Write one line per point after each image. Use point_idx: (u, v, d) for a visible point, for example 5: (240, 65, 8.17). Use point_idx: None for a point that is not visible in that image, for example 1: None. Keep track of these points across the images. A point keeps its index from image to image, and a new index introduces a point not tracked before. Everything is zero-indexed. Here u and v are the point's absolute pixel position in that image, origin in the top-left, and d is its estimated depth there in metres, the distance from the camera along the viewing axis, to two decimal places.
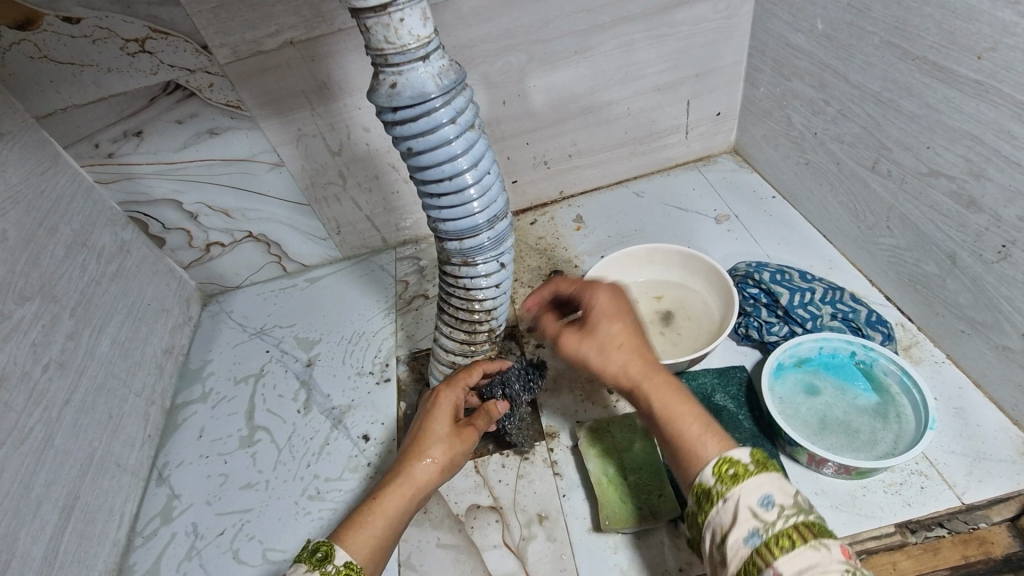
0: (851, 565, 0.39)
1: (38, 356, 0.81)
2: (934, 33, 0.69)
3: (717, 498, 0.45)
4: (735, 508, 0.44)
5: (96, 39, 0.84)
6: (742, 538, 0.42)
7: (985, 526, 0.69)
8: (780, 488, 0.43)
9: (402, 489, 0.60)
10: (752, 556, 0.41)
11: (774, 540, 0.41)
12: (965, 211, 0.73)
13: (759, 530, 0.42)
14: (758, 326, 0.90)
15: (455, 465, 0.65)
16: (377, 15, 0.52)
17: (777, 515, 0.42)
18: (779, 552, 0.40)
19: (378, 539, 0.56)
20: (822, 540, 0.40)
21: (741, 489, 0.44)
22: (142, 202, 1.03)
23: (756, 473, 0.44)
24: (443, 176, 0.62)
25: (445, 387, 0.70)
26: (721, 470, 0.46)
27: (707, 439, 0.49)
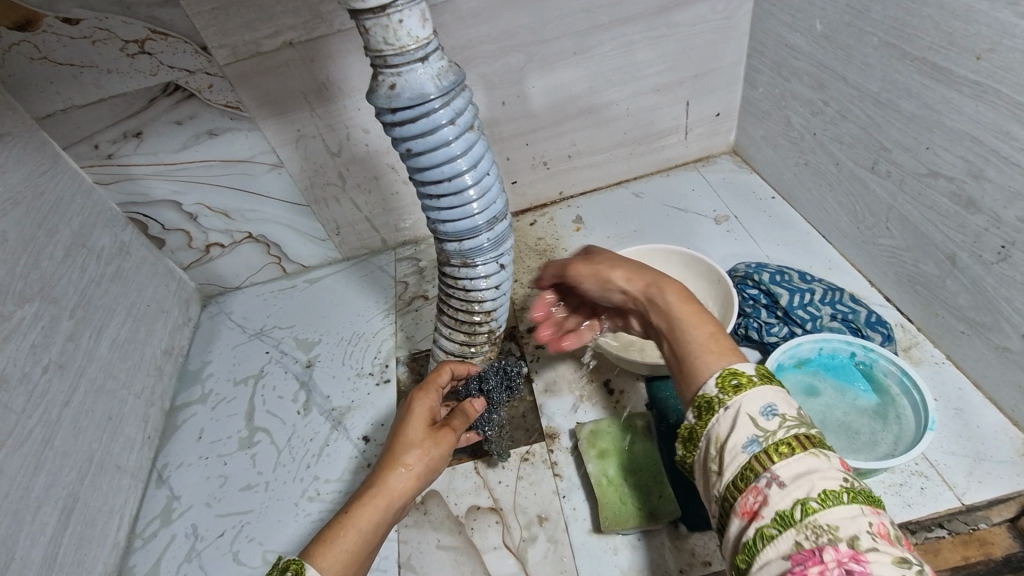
0: (848, 474, 0.38)
1: (38, 357, 0.81)
2: (933, 34, 0.69)
3: (718, 407, 0.44)
4: (734, 416, 0.43)
5: (95, 40, 0.84)
6: (739, 444, 0.41)
7: (985, 527, 0.68)
8: (784, 400, 0.43)
9: (377, 499, 0.57)
10: (749, 462, 0.40)
11: (773, 447, 0.40)
12: (964, 212, 0.72)
13: (758, 438, 0.41)
14: (757, 327, 0.89)
15: (432, 470, 0.63)
16: (376, 17, 0.52)
17: (779, 423, 0.41)
18: (778, 457, 0.39)
19: (350, 555, 0.53)
20: (822, 451, 0.40)
21: (744, 399, 0.43)
22: (141, 204, 1.03)
23: (761, 385, 0.43)
24: (442, 177, 0.62)
25: (418, 392, 0.68)
26: (724, 380, 0.45)
27: (716, 354, 0.48)
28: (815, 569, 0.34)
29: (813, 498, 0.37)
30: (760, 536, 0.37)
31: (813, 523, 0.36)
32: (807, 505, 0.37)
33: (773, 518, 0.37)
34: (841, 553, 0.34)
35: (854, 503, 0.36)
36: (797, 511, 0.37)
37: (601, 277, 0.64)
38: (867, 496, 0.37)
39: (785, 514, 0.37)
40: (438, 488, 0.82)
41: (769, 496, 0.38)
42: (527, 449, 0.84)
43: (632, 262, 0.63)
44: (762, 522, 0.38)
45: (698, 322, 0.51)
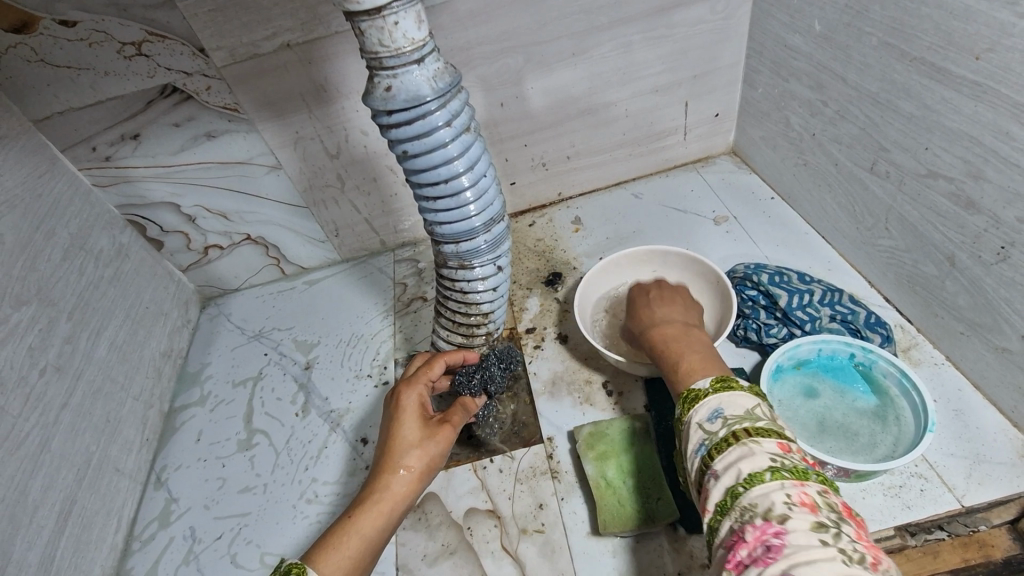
0: (780, 455, 0.43)
1: (35, 360, 0.80)
2: (931, 34, 0.69)
3: (680, 425, 0.52)
4: (689, 429, 0.51)
5: (93, 42, 0.84)
6: (694, 451, 0.49)
7: (984, 529, 0.68)
8: (730, 403, 0.49)
9: (379, 505, 0.57)
10: (699, 464, 0.47)
11: (714, 447, 0.47)
12: (964, 213, 0.72)
13: (704, 441, 0.48)
14: (756, 328, 0.89)
15: (433, 467, 0.62)
16: (371, 19, 0.52)
17: (719, 424, 0.48)
18: (715, 454, 0.46)
19: (356, 560, 0.53)
20: (756, 438, 0.45)
21: (695, 411, 0.51)
22: (139, 206, 1.03)
23: (712, 395, 0.51)
24: (439, 179, 0.62)
25: (407, 386, 0.66)
26: (684, 400, 0.54)
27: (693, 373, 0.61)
28: (741, 547, 0.40)
29: (739, 483, 0.43)
30: (710, 528, 0.44)
31: (741, 505, 0.42)
32: (735, 491, 0.43)
33: (715, 509, 0.44)
34: (759, 528, 0.39)
35: (775, 480, 0.41)
36: (729, 499, 0.43)
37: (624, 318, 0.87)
38: (793, 472, 0.42)
39: (721, 504, 0.43)
40: (436, 489, 0.82)
41: (710, 491, 0.45)
42: (525, 451, 0.84)
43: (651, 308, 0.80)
44: (708, 515, 0.44)
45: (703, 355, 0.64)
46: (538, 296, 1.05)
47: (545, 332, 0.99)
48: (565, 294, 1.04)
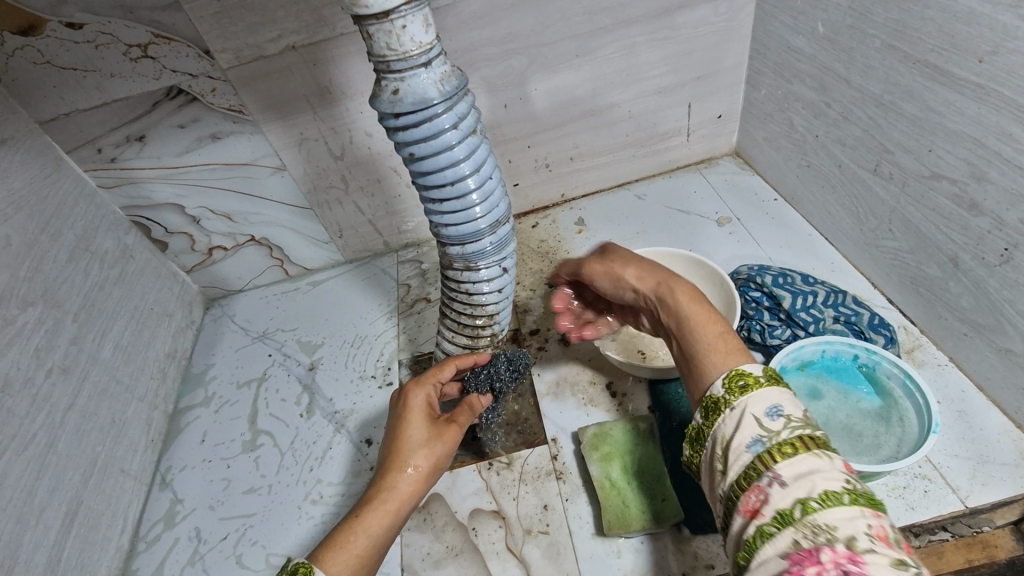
0: (853, 477, 0.39)
1: (41, 361, 0.81)
2: (934, 36, 0.69)
3: (724, 408, 0.45)
4: (738, 416, 0.43)
5: (99, 45, 0.84)
6: (745, 444, 0.42)
7: (988, 530, 0.69)
8: (790, 401, 0.43)
9: (385, 503, 0.57)
10: (751, 460, 0.41)
11: (777, 447, 0.41)
12: (967, 214, 0.72)
13: (762, 438, 0.41)
14: (760, 330, 0.89)
15: (440, 467, 0.62)
16: (379, 23, 0.52)
17: (783, 423, 0.42)
18: (781, 456, 0.40)
19: (362, 559, 0.53)
20: (826, 452, 0.40)
21: (749, 400, 0.44)
22: (145, 207, 1.04)
23: (768, 385, 0.44)
24: (445, 181, 0.62)
25: (415, 385, 0.66)
26: (732, 381, 0.46)
27: (740, 352, 0.49)
28: (811, 567, 0.35)
29: (814, 498, 0.37)
30: (760, 534, 0.38)
31: (812, 521, 0.36)
32: (806, 505, 0.37)
33: (773, 516, 0.38)
34: (837, 552, 0.35)
35: (856, 504, 0.36)
36: (797, 511, 0.37)
37: (613, 275, 0.66)
38: (871, 500, 0.37)
39: (784, 513, 0.38)
40: (441, 490, 0.82)
41: (770, 495, 0.39)
42: (530, 452, 0.85)
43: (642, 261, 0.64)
44: (762, 520, 0.38)
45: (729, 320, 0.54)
46: (542, 297, 1.05)
47: (549, 333, 0.99)
48: None
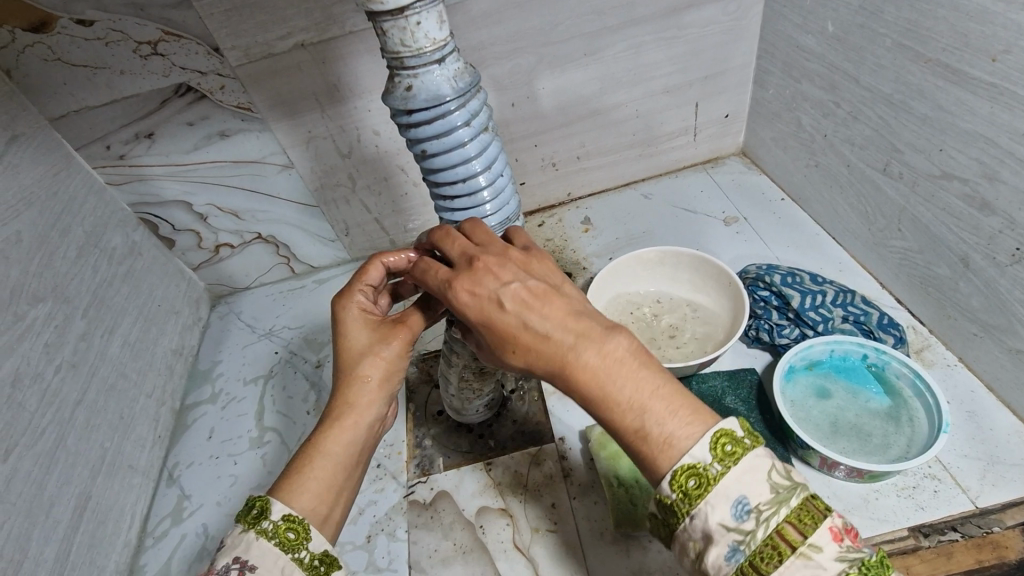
0: (844, 554, 0.38)
1: (51, 357, 0.81)
2: (946, 35, 0.69)
3: (684, 516, 0.42)
4: (704, 525, 0.41)
5: (109, 41, 0.84)
6: (722, 555, 0.40)
7: (999, 531, 0.67)
8: (749, 485, 0.40)
9: (342, 422, 0.58)
10: (737, 573, 0.40)
11: (759, 556, 0.39)
12: (978, 214, 0.72)
13: (740, 546, 0.39)
14: (768, 329, 0.89)
15: (394, 370, 0.61)
16: (393, 19, 0.52)
17: (755, 524, 0.39)
18: (767, 570, 0.38)
19: (325, 481, 0.55)
20: (811, 539, 0.39)
21: (709, 506, 0.40)
22: (153, 204, 1.04)
23: (721, 478, 0.41)
24: (457, 178, 0.63)
25: (343, 298, 0.64)
26: (681, 483, 0.42)
27: (675, 436, 0.42)
28: None
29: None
30: None
31: None
32: None
33: None
34: None
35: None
36: None
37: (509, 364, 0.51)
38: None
39: None
40: (448, 487, 0.83)
41: None
42: (536, 450, 0.85)
43: (522, 341, 0.47)
44: None
45: (641, 373, 0.44)
46: None
47: None
48: None
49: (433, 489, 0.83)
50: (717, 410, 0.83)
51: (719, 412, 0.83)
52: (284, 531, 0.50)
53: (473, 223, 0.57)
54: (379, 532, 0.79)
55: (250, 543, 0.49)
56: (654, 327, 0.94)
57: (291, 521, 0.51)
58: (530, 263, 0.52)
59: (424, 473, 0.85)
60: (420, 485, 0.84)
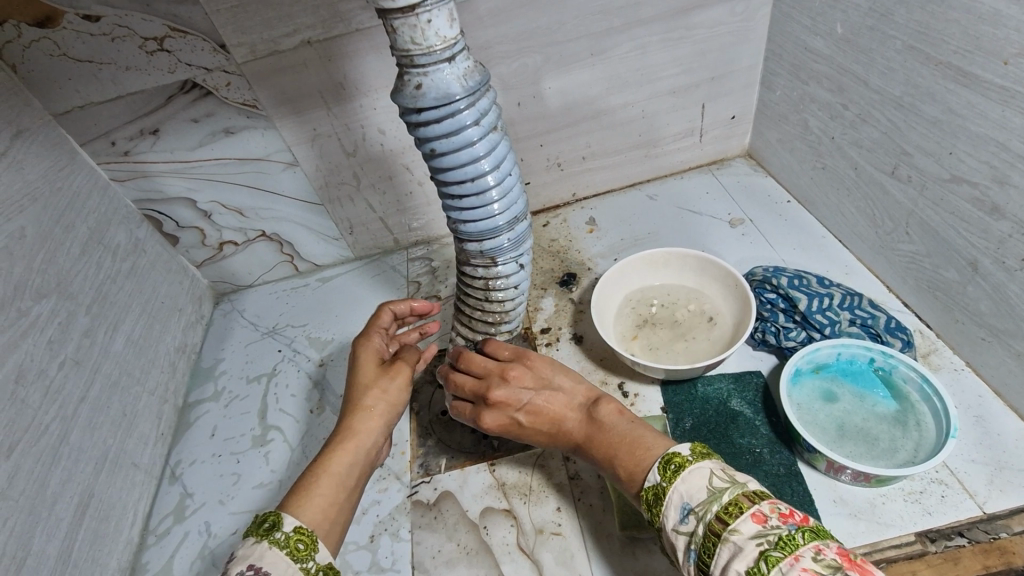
0: (763, 532, 0.41)
1: (54, 353, 0.80)
2: (958, 37, 0.69)
3: (657, 531, 0.50)
4: (668, 536, 0.48)
5: (115, 37, 0.84)
6: (684, 558, 0.46)
7: (1006, 536, 0.67)
8: (689, 490, 0.47)
9: (346, 445, 0.62)
10: (698, 572, 0.45)
11: (704, 549, 0.44)
12: (988, 218, 0.72)
13: (690, 546, 0.45)
14: (775, 331, 0.89)
15: (394, 403, 0.66)
16: (403, 16, 0.52)
17: (693, 522, 0.46)
18: (709, 560, 0.43)
19: (330, 499, 0.57)
20: (732, 524, 0.43)
21: (666, 515, 0.49)
22: (157, 201, 1.04)
23: (668, 490, 0.49)
24: (466, 178, 0.62)
25: (364, 339, 0.72)
26: (649, 502, 0.51)
27: (634, 469, 0.56)
28: None
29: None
30: None
31: None
32: None
33: None
34: None
35: (773, 568, 0.39)
36: None
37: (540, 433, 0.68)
38: (783, 547, 0.40)
39: None
40: (452, 488, 0.82)
41: None
42: (540, 451, 0.85)
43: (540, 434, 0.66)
44: None
45: (616, 425, 0.61)
46: (553, 296, 1.05)
47: (560, 332, 0.99)
48: (580, 294, 1.04)
49: (436, 489, 0.83)
50: (722, 413, 0.83)
51: (724, 414, 0.83)
52: (294, 542, 0.51)
53: (465, 356, 0.69)
54: (382, 533, 0.79)
55: (263, 551, 0.49)
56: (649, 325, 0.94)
57: (302, 533, 0.52)
58: (527, 376, 0.66)
59: (428, 473, 0.85)
60: (423, 485, 0.84)
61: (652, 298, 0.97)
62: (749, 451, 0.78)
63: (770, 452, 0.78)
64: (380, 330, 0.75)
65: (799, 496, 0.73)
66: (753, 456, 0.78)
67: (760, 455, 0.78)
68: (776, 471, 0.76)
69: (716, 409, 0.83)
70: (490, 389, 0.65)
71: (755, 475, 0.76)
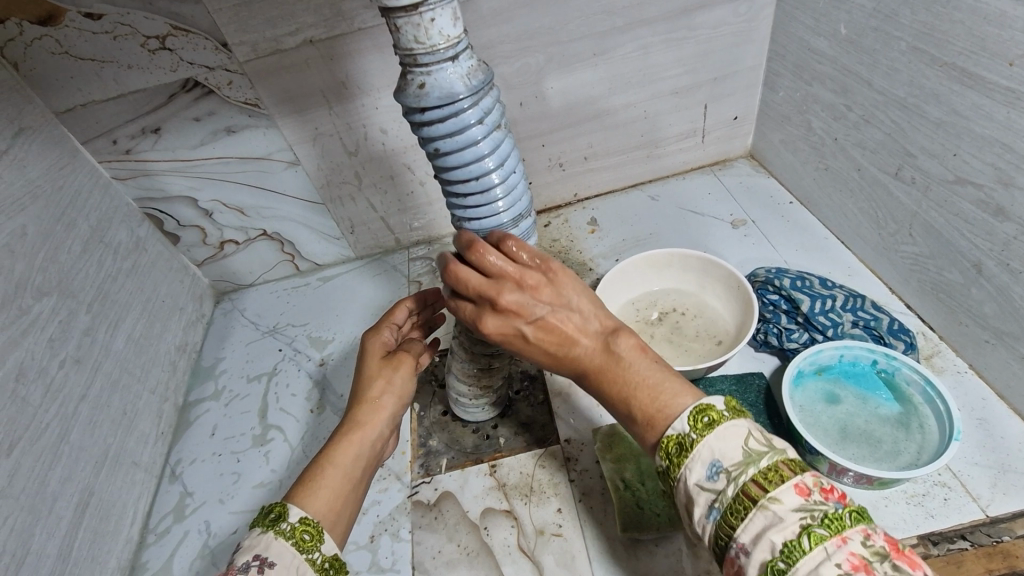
0: (807, 506, 0.38)
1: (55, 351, 0.80)
2: (963, 39, 0.68)
3: (672, 480, 0.44)
4: (686, 488, 0.43)
5: (117, 35, 0.84)
6: (702, 514, 0.42)
7: (1009, 540, 0.67)
8: (722, 449, 0.42)
9: (352, 436, 0.62)
10: (717, 531, 0.41)
11: (731, 510, 0.40)
12: (992, 220, 0.71)
13: (715, 504, 0.41)
14: (777, 332, 0.88)
15: (400, 395, 0.67)
16: (407, 15, 0.52)
17: (724, 482, 0.41)
18: (737, 523, 0.39)
19: (336, 490, 0.57)
20: (773, 494, 0.39)
21: (688, 467, 0.43)
22: (158, 199, 1.03)
23: (696, 442, 0.43)
24: (469, 177, 0.62)
25: (371, 333, 0.72)
26: (667, 450, 0.44)
27: (657, 414, 0.47)
28: None
29: (779, 558, 0.37)
30: None
31: None
32: (775, 568, 0.37)
33: None
34: None
35: (816, 546, 0.36)
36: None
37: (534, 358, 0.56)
38: (829, 526, 0.37)
39: None
40: (453, 488, 0.82)
41: (743, 565, 0.39)
42: (541, 451, 0.84)
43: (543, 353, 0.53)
44: None
45: (637, 363, 0.49)
46: None
47: None
48: None
49: (437, 490, 0.82)
50: None
51: None
52: (300, 533, 0.51)
53: (478, 247, 0.51)
54: (382, 533, 0.79)
55: (269, 542, 0.50)
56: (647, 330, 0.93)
57: (308, 524, 0.52)
58: (546, 288, 0.52)
59: (429, 473, 0.85)
60: (424, 485, 0.83)
61: (661, 300, 0.97)
62: None
63: None
64: (391, 324, 0.74)
65: None
66: None
67: None
68: None
69: None
70: (497, 295, 0.50)
71: None
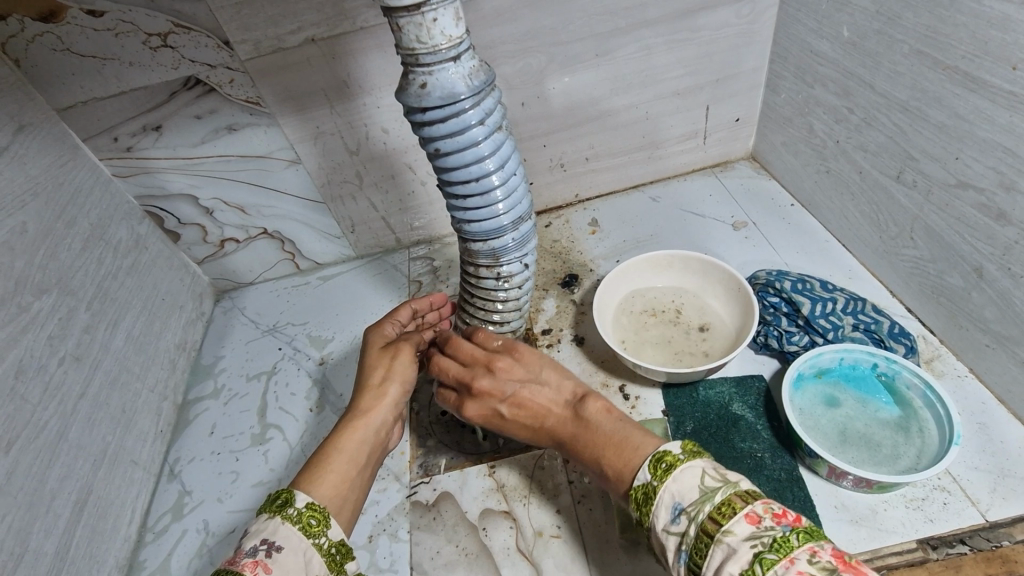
0: (757, 534, 0.41)
1: (54, 349, 0.80)
2: (967, 42, 0.68)
3: (646, 530, 0.48)
4: (658, 536, 0.47)
5: (119, 32, 0.83)
6: (675, 559, 0.45)
7: (1008, 545, 0.66)
8: (681, 490, 0.46)
9: (354, 425, 0.62)
10: (688, 571, 0.44)
11: (695, 550, 0.43)
12: (994, 224, 0.71)
13: (681, 546, 0.44)
14: (777, 335, 0.88)
15: (404, 379, 0.66)
16: (410, 15, 0.52)
17: (685, 522, 0.44)
18: (701, 560, 0.42)
19: (340, 477, 0.58)
20: (727, 526, 0.42)
21: (655, 515, 0.47)
22: (158, 197, 1.03)
23: (659, 489, 0.47)
24: (470, 177, 0.62)
25: (373, 328, 0.72)
26: (638, 502, 0.49)
27: (620, 468, 0.53)
28: None
29: None
30: None
31: None
32: None
33: None
34: None
35: (767, 570, 0.38)
36: None
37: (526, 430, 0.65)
38: (777, 550, 0.39)
39: None
40: (452, 488, 0.82)
41: None
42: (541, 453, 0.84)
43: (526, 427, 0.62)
44: None
45: (601, 424, 0.57)
46: (554, 297, 1.05)
47: (562, 334, 0.98)
48: (582, 295, 1.04)
49: (436, 490, 0.82)
50: (723, 417, 0.82)
51: (726, 418, 0.82)
52: (307, 518, 0.52)
53: (452, 341, 0.66)
54: (380, 533, 0.79)
55: (276, 526, 0.50)
56: (637, 331, 0.93)
57: (314, 509, 0.53)
58: (514, 368, 0.62)
59: (428, 473, 0.85)
60: (423, 485, 0.83)
61: (687, 309, 0.95)
62: (750, 455, 0.78)
63: (772, 457, 0.77)
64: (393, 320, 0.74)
65: (800, 502, 0.73)
66: (754, 460, 0.78)
67: (762, 460, 0.77)
68: (778, 476, 0.75)
69: (717, 413, 0.83)
70: (472, 379, 0.63)
71: (756, 481, 0.75)
